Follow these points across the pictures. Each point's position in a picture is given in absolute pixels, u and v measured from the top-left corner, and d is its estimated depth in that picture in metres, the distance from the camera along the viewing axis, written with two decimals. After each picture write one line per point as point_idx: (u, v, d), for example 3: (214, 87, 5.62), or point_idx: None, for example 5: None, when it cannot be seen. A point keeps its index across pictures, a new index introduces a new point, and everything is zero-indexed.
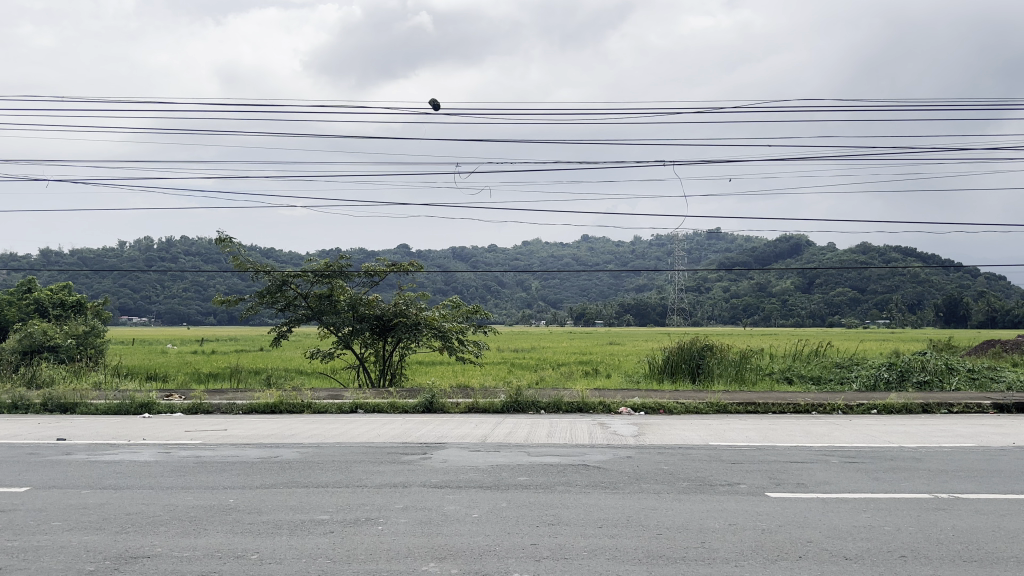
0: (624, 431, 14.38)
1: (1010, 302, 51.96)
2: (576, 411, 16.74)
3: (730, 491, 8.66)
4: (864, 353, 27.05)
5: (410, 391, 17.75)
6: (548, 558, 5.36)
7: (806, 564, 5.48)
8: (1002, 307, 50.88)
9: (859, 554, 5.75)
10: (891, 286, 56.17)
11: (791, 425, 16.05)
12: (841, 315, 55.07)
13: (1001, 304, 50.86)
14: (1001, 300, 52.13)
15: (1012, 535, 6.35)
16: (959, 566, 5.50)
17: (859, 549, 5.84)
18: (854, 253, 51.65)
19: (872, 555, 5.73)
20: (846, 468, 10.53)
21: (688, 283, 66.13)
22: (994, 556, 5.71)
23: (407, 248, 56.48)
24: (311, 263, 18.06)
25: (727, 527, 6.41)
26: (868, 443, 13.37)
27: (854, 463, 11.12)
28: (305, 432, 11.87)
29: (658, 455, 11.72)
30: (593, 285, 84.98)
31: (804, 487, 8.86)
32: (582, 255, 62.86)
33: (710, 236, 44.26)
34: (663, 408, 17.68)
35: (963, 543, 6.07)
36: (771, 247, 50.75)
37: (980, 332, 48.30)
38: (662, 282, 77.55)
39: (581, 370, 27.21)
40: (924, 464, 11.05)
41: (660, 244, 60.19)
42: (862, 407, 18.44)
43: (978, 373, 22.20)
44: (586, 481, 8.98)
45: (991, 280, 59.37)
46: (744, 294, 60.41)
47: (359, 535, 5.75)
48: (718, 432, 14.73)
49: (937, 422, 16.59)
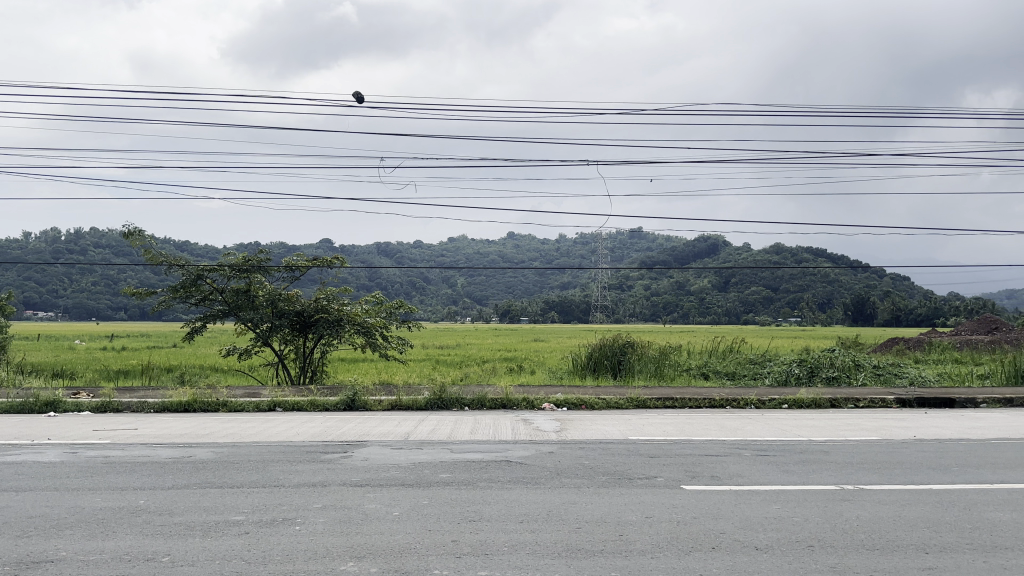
0: (547, 427, 14.53)
1: (912, 301, 54.98)
2: (500, 408, 16.81)
3: (647, 484, 8.86)
4: (777, 349, 28.15)
5: (331, 389, 17.45)
6: (468, 554, 5.36)
7: (719, 555, 5.65)
8: (906, 307, 53.44)
9: (769, 544, 5.97)
10: (801, 286, 58.88)
11: (707, 420, 16.54)
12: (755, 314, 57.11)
13: (905, 304, 53.40)
14: (905, 300, 54.74)
15: (910, 523, 6.71)
16: (862, 554, 5.78)
17: (769, 540, 6.06)
18: (768, 254, 53.44)
19: (781, 544, 5.96)
20: (757, 461, 10.93)
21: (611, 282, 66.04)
22: (894, 544, 6.03)
23: (330, 243, 55.58)
24: (229, 257, 17.54)
25: (644, 520, 6.55)
26: (778, 437, 13.89)
27: (765, 456, 11.55)
28: (220, 431, 11.50)
29: (580, 450, 11.89)
30: (519, 283, 85.06)
31: (717, 479, 9.15)
32: (508, 253, 63.09)
33: (632, 235, 45.21)
34: (585, 404, 17.93)
35: (866, 533, 6.38)
36: (690, 246, 52.17)
37: (883, 329, 50.82)
38: (586, 281, 78.75)
39: (506, 366, 27.33)
40: (829, 457, 11.58)
41: (584, 242, 61.04)
42: (773, 401, 19.17)
43: (881, 369, 23.39)
44: (509, 477, 9.04)
45: (896, 281, 62.41)
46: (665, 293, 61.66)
47: (277, 536, 5.61)
48: (637, 427, 15.03)
49: (843, 416, 17.39)
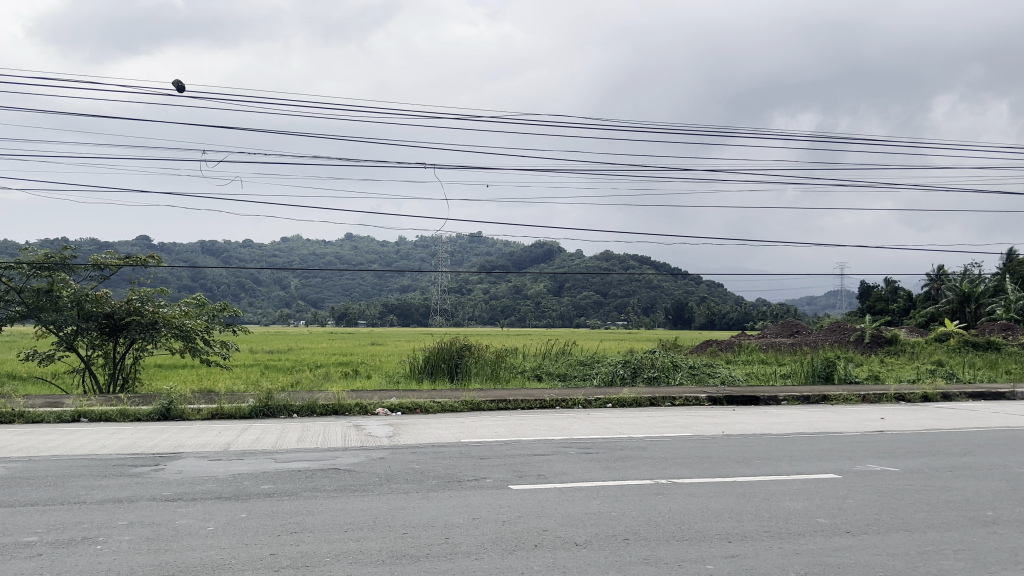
0: (378, 432, 14.28)
1: (725, 306, 59.54)
2: (330, 413, 16.33)
3: (476, 486, 8.89)
4: (605, 351, 29.44)
5: (145, 397, 16.19)
6: (286, 567, 5.09)
7: (542, 552, 5.73)
8: (720, 312, 57.78)
9: (588, 539, 6.13)
10: (629, 291, 62.06)
11: (537, 420, 16.95)
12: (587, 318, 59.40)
13: (719, 309, 57.72)
14: (720, 305, 59.18)
15: (716, 514, 7.15)
16: (673, 544, 6.06)
17: (588, 535, 6.22)
18: (598, 260, 55.82)
19: (599, 539, 6.13)
20: (582, 459, 11.31)
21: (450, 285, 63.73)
22: (702, 534, 6.38)
23: (148, 240, 51.65)
24: (25, 253, 15.79)
25: (471, 521, 6.54)
26: (601, 435, 14.49)
27: (589, 454, 11.99)
28: (9, 446, 10.30)
29: (410, 455, 11.75)
30: (356, 285, 83.61)
31: (543, 478, 9.35)
32: (344, 254, 61.65)
33: (470, 240, 45.58)
34: (419, 408, 17.82)
35: (677, 524, 6.71)
36: (527, 251, 53.42)
37: (701, 332, 54.58)
38: (424, 284, 78.64)
39: (340, 371, 26.64)
40: (647, 452, 12.21)
41: (422, 245, 60.88)
42: (599, 401, 19.96)
43: (698, 369, 25.05)
44: (334, 485, 8.73)
45: (712, 288, 67.30)
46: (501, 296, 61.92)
47: (72, 558, 5.07)
48: (468, 429, 15.13)
49: (662, 414, 18.45)
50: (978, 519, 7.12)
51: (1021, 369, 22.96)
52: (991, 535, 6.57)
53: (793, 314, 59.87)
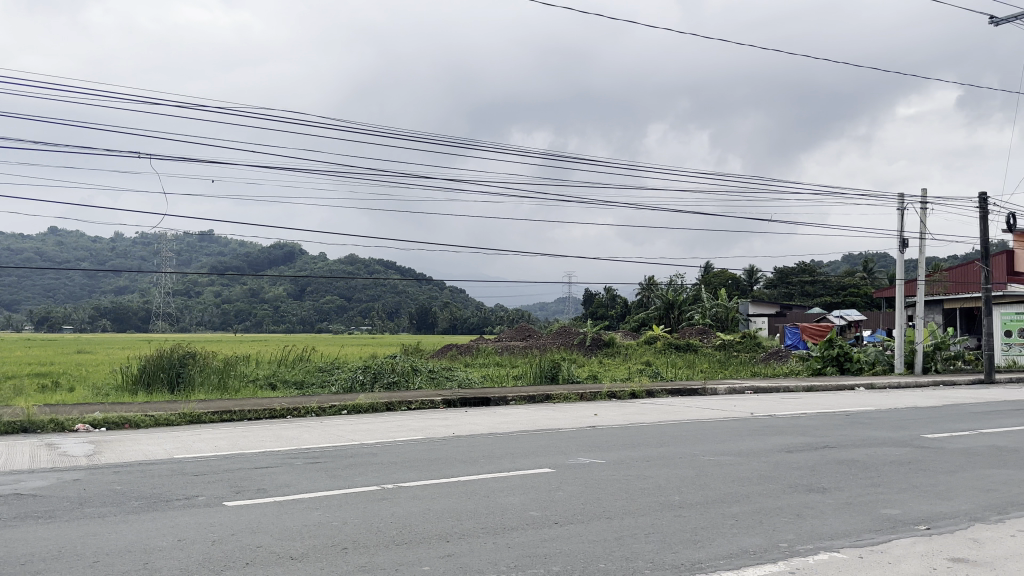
0: (74, 451, 12.65)
1: (466, 312, 61.46)
2: (14, 433, 14.22)
3: (185, 506, 8.01)
4: (345, 357, 28.93)
5: None
6: None
7: (250, 570, 5.06)
8: (461, 317, 59.71)
9: (305, 551, 5.52)
10: (372, 297, 61.86)
11: (263, 430, 16.16)
12: (329, 322, 58.11)
13: (460, 314, 59.63)
14: (461, 310, 61.17)
15: (439, 514, 6.82)
16: (394, 549, 5.63)
17: (304, 547, 5.61)
18: (341, 264, 54.93)
19: (316, 550, 5.55)
20: (307, 469, 10.87)
21: (176, 287, 58.75)
22: (424, 536, 6.00)
23: None
24: None
25: (174, 543, 5.65)
26: (331, 442, 14.17)
27: (317, 463, 11.57)
28: None
29: (113, 474, 10.46)
30: (63, 286, 73.77)
31: (263, 492, 8.78)
32: (45, 250, 54.15)
33: (201, 239, 42.47)
34: (128, 423, 16.18)
35: (398, 528, 6.26)
36: (266, 253, 50.98)
37: (443, 337, 55.97)
38: (147, 286, 71.71)
39: (34, 384, 23.42)
40: (377, 458, 12.09)
41: (144, 243, 55.53)
42: (333, 408, 19.54)
43: (436, 373, 25.54)
44: (12, 513, 7.37)
45: (453, 294, 69.34)
46: (236, 299, 57.31)
47: None
48: (185, 443, 13.98)
49: (396, 418, 18.54)
50: (663, 505, 7.49)
51: (709, 367, 26.33)
52: (674, 517, 6.88)
53: (527, 319, 63.65)
